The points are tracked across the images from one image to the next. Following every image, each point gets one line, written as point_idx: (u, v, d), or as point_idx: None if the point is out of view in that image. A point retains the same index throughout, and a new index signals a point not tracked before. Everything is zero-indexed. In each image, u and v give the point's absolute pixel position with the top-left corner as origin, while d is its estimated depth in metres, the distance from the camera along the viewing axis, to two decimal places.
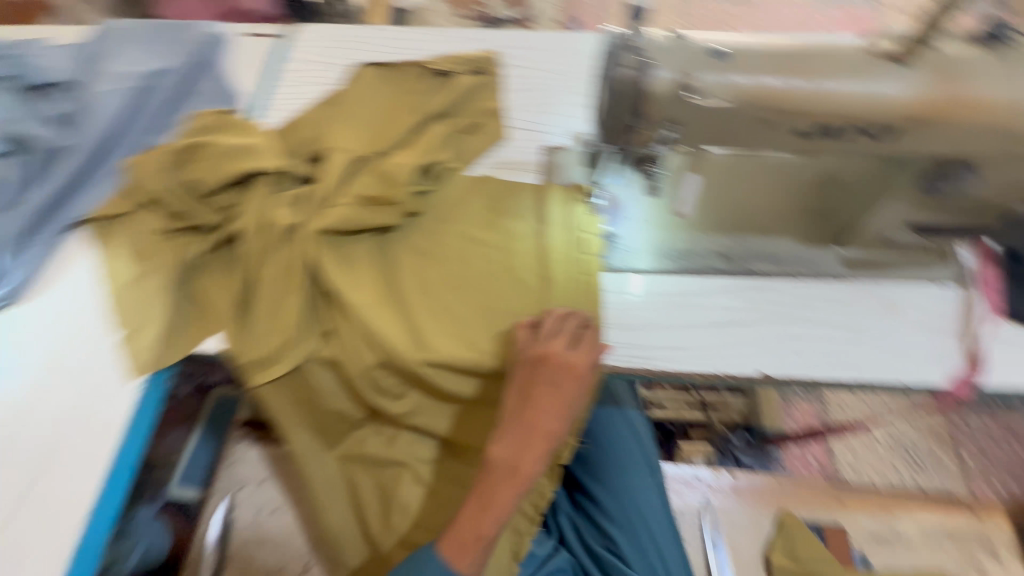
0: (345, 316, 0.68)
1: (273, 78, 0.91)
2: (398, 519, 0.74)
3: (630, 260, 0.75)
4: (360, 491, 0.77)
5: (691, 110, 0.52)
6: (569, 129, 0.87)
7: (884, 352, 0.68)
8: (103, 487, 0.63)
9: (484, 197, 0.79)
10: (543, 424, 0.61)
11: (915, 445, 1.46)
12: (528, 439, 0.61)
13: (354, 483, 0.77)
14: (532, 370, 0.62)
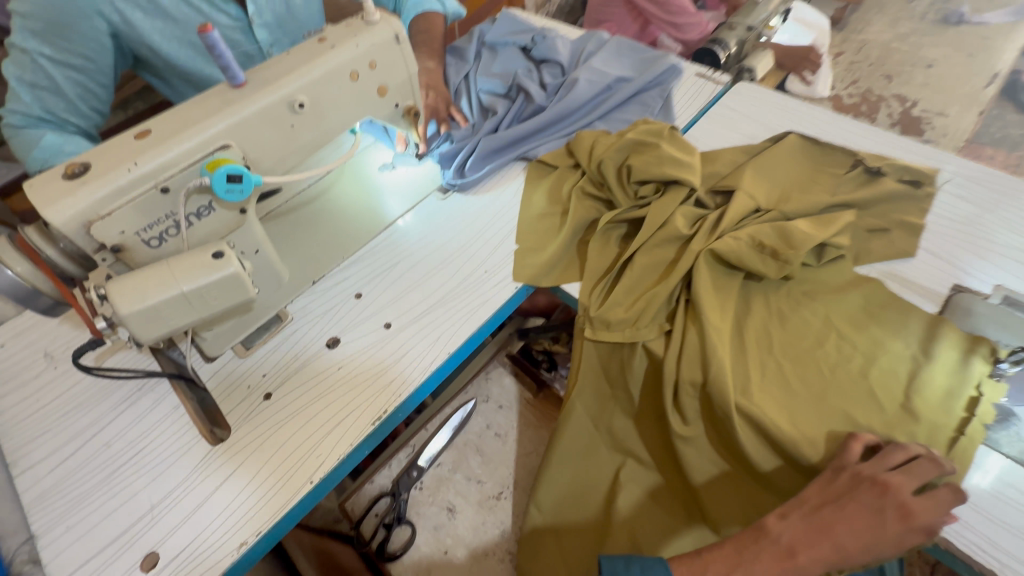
0: (690, 328, 0.74)
1: (703, 118, 1.05)
2: (618, 523, 0.76)
3: (1020, 450, 0.63)
4: (593, 475, 0.81)
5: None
6: (993, 280, 0.77)
7: None
8: (474, 332, 0.79)
9: (865, 297, 0.76)
10: (842, 538, 0.58)
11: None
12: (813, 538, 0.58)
13: (591, 465, 0.81)
14: (853, 483, 0.59)
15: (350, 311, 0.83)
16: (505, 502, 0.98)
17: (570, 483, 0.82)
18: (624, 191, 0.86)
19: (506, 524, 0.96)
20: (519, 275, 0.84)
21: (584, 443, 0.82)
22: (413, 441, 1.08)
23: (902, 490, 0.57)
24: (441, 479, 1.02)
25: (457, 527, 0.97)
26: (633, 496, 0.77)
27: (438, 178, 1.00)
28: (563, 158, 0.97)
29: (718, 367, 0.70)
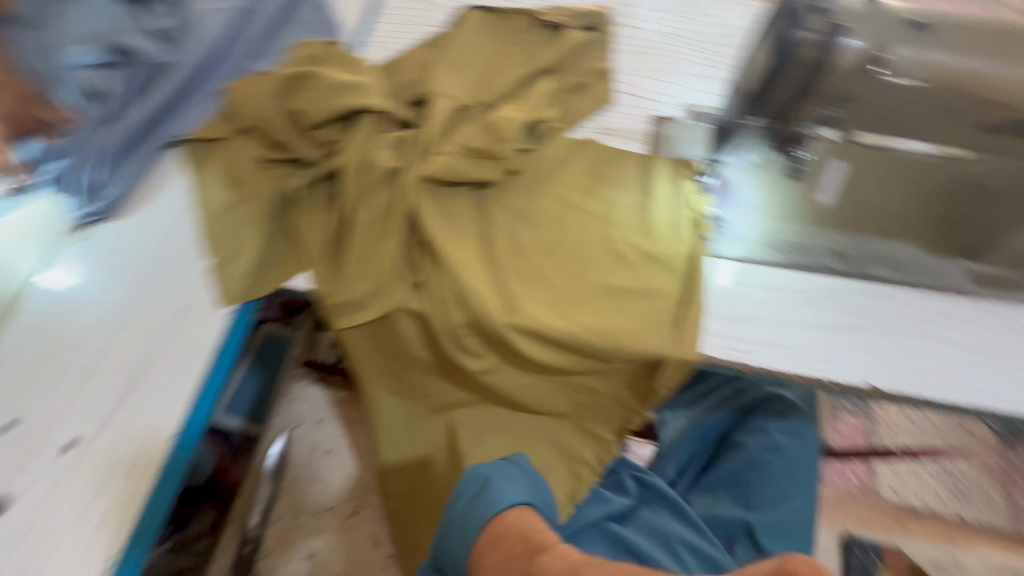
0: (440, 270, 0.66)
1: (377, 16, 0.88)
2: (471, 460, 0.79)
3: (734, 248, 0.71)
4: (435, 436, 0.80)
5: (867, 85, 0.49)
6: (681, 100, 0.81)
7: (1004, 379, 0.62)
8: (195, 397, 0.61)
9: (586, 163, 0.75)
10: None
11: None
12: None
13: (427, 426, 0.81)
14: None
15: (7, 449, 0.58)
16: (365, 512, 0.91)
17: (417, 450, 0.81)
18: (309, 143, 0.70)
19: (375, 532, 0.90)
20: (230, 294, 0.66)
21: (410, 411, 0.80)
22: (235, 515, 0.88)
23: None
24: (286, 531, 0.90)
25: (326, 568, 0.89)
26: (471, 431, 0.78)
27: (64, 212, 0.70)
28: (220, 122, 0.73)
29: (480, 298, 0.65)
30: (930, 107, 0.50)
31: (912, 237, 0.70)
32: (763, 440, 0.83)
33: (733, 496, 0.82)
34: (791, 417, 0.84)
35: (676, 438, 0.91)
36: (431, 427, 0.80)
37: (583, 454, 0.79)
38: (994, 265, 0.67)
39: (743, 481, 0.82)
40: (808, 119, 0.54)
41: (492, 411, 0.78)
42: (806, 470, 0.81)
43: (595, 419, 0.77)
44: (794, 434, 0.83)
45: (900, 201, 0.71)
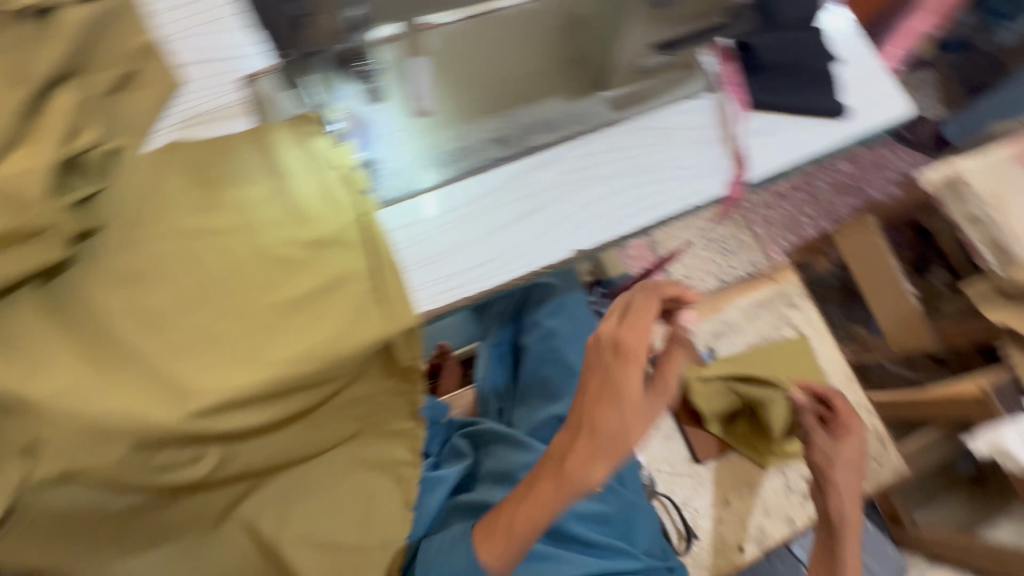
0: (45, 415, 0.47)
1: None
2: (286, 539, 0.68)
3: (403, 185, 0.63)
4: (237, 544, 0.68)
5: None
6: (263, 45, 0.66)
7: (669, 183, 0.68)
8: None
9: (186, 173, 0.58)
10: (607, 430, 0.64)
11: (725, 240, 1.79)
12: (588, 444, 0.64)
13: (217, 544, 0.66)
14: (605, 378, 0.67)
15: None
16: None
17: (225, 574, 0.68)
18: None
19: None
20: None
21: (183, 543, 0.65)
22: None
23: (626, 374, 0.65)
24: None
25: None
26: (266, 511, 0.68)
27: None
28: None
29: (127, 412, 0.49)
30: None
31: (551, 90, 0.69)
32: (538, 332, 0.89)
33: (541, 395, 0.88)
34: (551, 298, 0.91)
35: (482, 370, 0.96)
36: (222, 544, 0.67)
37: (394, 455, 0.74)
38: (624, 84, 0.69)
39: (541, 378, 0.89)
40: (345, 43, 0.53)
41: (278, 479, 0.68)
42: (581, 337, 0.89)
43: (383, 419, 0.72)
44: (560, 310, 0.90)
45: (526, 60, 0.69)
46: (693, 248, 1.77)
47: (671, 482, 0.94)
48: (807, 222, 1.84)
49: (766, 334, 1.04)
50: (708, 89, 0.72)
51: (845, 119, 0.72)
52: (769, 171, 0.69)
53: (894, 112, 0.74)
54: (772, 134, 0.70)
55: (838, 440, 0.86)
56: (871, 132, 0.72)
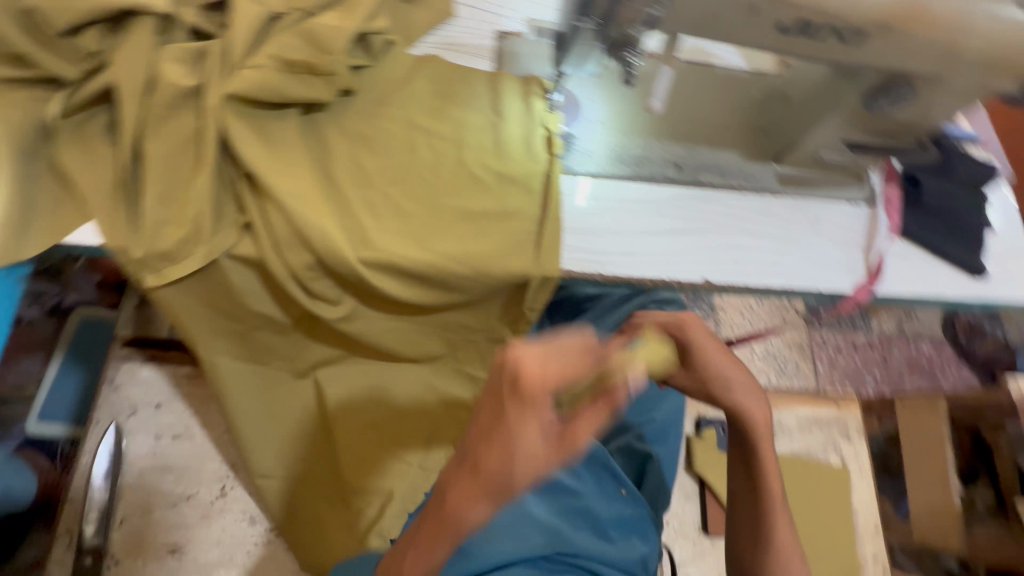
0: (269, 206, 0.57)
1: None
2: (344, 417, 0.74)
3: (586, 164, 0.72)
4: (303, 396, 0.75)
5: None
6: (525, 14, 0.77)
7: (806, 262, 0.73)
8: None
9: (428, 81, 0.70)
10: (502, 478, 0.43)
11: (785, 360, 1.61)
12: (452, 472, 0.47)
13: (296, 391, 0.75)
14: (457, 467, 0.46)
15: None
16: (235, 492, 0.82)
17: (281, 422, 0.74)
18: (64, 55, 0.55)
19: (249, 509, 0.81)
20: None
21: (274, 375, 0.73)
22: (66, 527, 0.76)
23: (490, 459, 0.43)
24: (139, 532, 0.77)
25: (195, 559, 0.78)
26: (342, 387, 0.74)
27: None
28: None
29: (323, 234, 0.58)
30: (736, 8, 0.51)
31: (734, 145, 0.76)
32: None
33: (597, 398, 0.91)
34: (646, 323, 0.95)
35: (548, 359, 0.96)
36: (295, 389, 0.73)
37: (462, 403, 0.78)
38: (797, 166, 0.76)
39: None
40: (632, 22, 0.53)
41: (365, 363, 0.75)
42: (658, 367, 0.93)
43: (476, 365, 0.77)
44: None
45: (723, 113, 0.77)
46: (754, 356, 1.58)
47: (673, 539, 0.95)
48: (868, 377, 1.66)
49: (813, 450, 1.06)
50: (866, 201, 0.78)
51: (978, 279, 0.76)
52: (897, 290, 0.74)
53: None
54: (909, 263, 0.76)
55: (702, 364, 0.68)
56: (998, 302, 0.76)
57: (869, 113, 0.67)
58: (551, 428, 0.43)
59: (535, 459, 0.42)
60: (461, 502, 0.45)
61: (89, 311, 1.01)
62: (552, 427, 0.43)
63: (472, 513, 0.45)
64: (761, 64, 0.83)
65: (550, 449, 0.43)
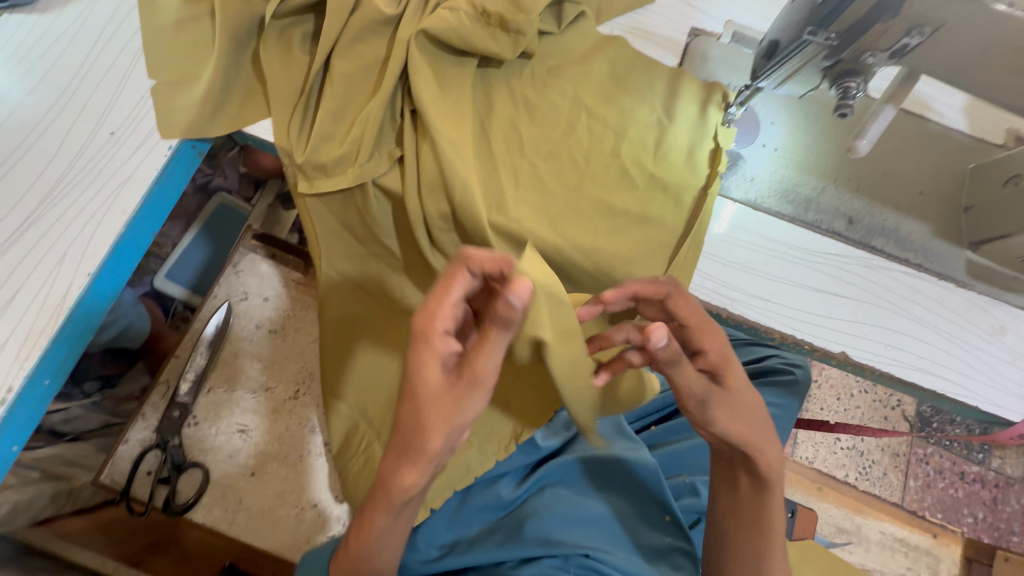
0: (424, 147, 0.58)
1: None
2: None
3: (745, 191, 0.66)
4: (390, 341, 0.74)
5: (975, 16, 0.41)
6: (726, 16, 0.71)
7: (970, 370, 0.62)
8: (132, 221, 0.53)
9: (607, 62, 0.66)
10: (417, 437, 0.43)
11: (871, 461, 1.37)
12: (391, 457, 0.47)
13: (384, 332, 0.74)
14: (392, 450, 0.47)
15: None
16: (305, 399, 0.87)
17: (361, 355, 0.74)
18: None
19: (312, 419, 0.87)
20: (177, 126, 0.55)
21: (370, 309, 0.73)
22: (166, 377, 0.85)
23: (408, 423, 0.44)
24: (220, 403, 0.85)
25: (258, 445, 0.84)
26: None
27: None
28: None
29: (465, 187, 0.57)
30: (1016, 58, 0.43)
31: (923, 216, 0.66)
32: None
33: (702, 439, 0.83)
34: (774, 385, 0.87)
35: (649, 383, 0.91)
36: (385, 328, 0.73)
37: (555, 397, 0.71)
38: (993, 259, 0.65)
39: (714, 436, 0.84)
40: (875, 46, 0.45)
41: None
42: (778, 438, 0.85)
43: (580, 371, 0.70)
44: (781, 410, 0.86)
45: (920, 177, 0.67)
46: (836, 443, 1.36)
47: None
48: (968, 516, 1.35)
49: None
50: None
51: None
52: None
53: None
54: None
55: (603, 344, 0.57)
56: None
57: None
58: (451, 359, 0.44)
59: (440, 395, 0.42)
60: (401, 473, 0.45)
61: (225, 198, 1.10)
62: (426, 331, 0.43)
63: (438, 444, 0.42)
64: (986, 134, 0.70)
65: (455, 383, 0.42)
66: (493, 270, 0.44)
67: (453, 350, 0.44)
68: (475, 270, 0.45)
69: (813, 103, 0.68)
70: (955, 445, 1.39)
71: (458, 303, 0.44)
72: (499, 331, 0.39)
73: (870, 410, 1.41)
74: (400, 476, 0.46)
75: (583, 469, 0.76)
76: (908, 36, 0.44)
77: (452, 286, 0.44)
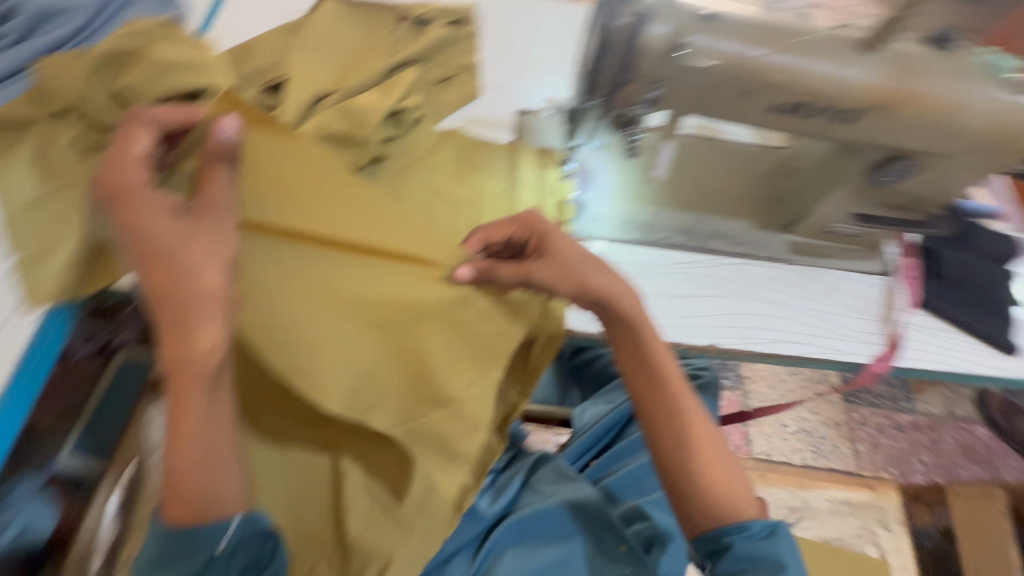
0: None
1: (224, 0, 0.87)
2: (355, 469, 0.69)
3: (595, 229, 0.76)
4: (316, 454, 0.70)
5: (684, 71, 0.52)
6: (544, 95, 0.85)
7: (821, 330, 0.73)
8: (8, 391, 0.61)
9: (454, 150, 0.77)
10: (194, 285, 0.50)
11: (820, 438, 1.45)
12: (172, 327, 0.50)
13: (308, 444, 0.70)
14: (171, 312, 0.50)
15: None
16: None
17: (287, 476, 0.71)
18: None
19: None
20: None
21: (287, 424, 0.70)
22: (74, 559, 0.79)
23: (164, 270, 0.50)
24: None
25: None
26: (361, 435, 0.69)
27: None
28: None
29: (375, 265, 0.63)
30: (730, 90, 0.54)
31: (745, 215, 0.79)
32: None
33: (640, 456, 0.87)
34: (690, 389, 0.94)
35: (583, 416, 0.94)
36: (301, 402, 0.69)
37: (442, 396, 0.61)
38: (807, 235, 0.77)
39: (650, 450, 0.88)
40: (634, 101, 0.56)
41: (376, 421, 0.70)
42: None
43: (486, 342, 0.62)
44: (702, 411, 0.92)
45: (734, 184, 0.80)
46: (785, 430, 1.44)
47: None
48: (918, 463, 1.44)
49: None
50: (884, 272, 0.78)
51: (1011, 355, 0.74)
52: (921, 365, 0.72)
53: None
54: (933, 335, 0.74)
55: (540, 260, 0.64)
56: None
57: (877, 185, 0.68)
58: (171, 204, 0.51)
59: (178, 230, 0.50)
60: (191, 320, 0.50)
61: None
62: (142, 183, 0.50)
63: (218, 271, 0.51)
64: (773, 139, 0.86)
65: (186, 218, 0.51)
66: (175, 119, 0.54)
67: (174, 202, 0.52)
68: (160, 126, 0.53)
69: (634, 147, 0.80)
70: (885, 401, 1.51)
71: (145, 153, 0.51)
72: (219, 166, 0.51)
73: (804, 391, 1.51)
74: (196, 320, 0.50)
75: (553, 512, 0.77)
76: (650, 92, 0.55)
77: (131, 142, 0.51)
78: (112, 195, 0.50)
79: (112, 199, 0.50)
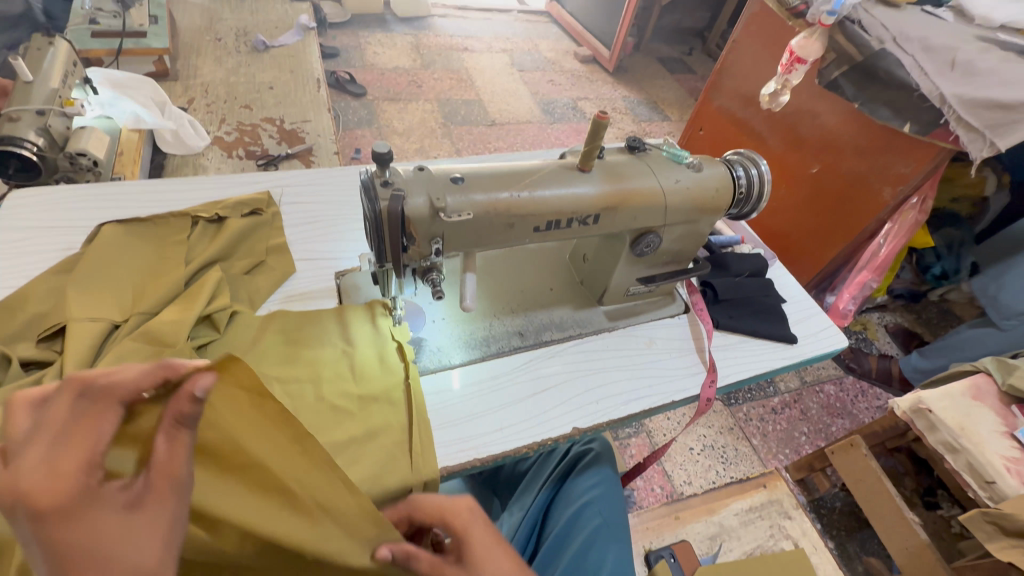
0: None
1: None
2: None
3: (439, 360, 0.80)
4: None
5: (451, 226, 0.62)
6: (358, 252, 0.91)
7: (654, 379, 0.83)
8: None
9: (278, 331, 0.76)
10: None
11: None
12: None
13: None
14: None
15: None
16: None
17: None
18: None
19: None
20: None
21: None
22: None
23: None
24: None
25: None
26: None
27: None
28: None
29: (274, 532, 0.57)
30: (497, 224, 0.66)
31: (562, 301, 0.90)
32: (574, 505, 0.93)
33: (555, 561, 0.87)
34: (586, 467, 0.98)
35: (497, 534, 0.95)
36: None
37: None
38: (616, 302, 0.91)
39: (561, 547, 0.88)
40: (422, 255, 0.64)
41: None
42: (620, 511, 0.92)
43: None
44: (603, 484, 0.95)
45: (546, 278, 0.92)
46: None
47: None
48: None
49: (763, 542, 1.08)
50: (683, 311, 0.93)
51: (793, 343, 0.92)
52: (735, 378, 0.86)
53: (835, 342, 0.94)
54: (734, 350, 0.89)
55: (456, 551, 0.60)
56: (815, 356, 0.91)
57: (640, 255, 0.82)
58: (121, 492, 0.39)
59: (116, 532, 0.37)
60: None
61: None
62: (88, 482, 0.37)
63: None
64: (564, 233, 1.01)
65: (130, 508, 0.38)
66: (150, 381, 0.42)
67: (114, 485, 0.38)
68: (123, 396, 0.41)
69: (453, 276, 0.89)
70: None
71: (106, 433, 0.39)
72: (186, 433, 0.43)
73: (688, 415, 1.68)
74: None
75: None
76: (434, 244, 0.64)
77: (93, 424, 0.39)
78: (44, 513, 0.35)
79: (45, 514, 0.35)
